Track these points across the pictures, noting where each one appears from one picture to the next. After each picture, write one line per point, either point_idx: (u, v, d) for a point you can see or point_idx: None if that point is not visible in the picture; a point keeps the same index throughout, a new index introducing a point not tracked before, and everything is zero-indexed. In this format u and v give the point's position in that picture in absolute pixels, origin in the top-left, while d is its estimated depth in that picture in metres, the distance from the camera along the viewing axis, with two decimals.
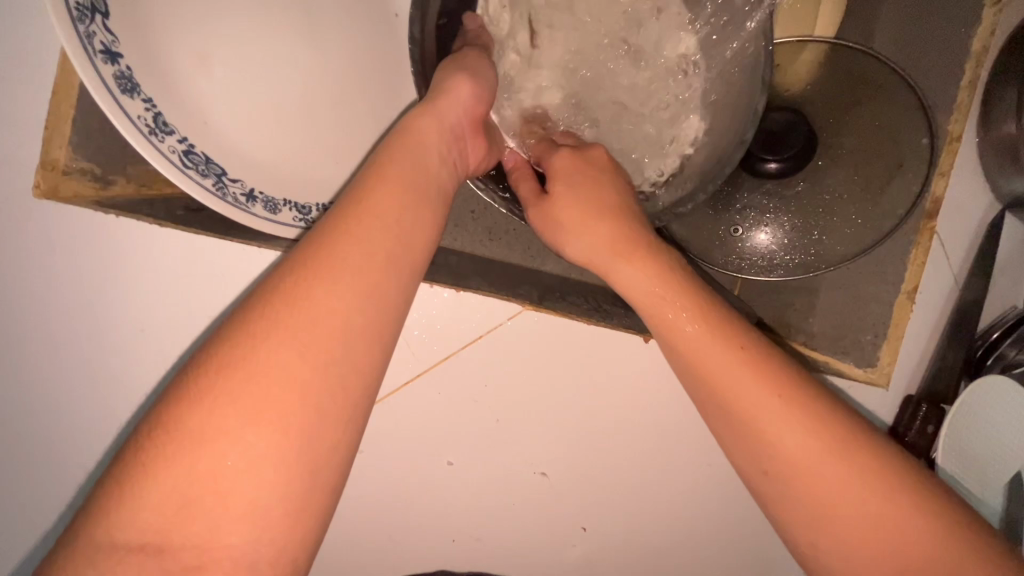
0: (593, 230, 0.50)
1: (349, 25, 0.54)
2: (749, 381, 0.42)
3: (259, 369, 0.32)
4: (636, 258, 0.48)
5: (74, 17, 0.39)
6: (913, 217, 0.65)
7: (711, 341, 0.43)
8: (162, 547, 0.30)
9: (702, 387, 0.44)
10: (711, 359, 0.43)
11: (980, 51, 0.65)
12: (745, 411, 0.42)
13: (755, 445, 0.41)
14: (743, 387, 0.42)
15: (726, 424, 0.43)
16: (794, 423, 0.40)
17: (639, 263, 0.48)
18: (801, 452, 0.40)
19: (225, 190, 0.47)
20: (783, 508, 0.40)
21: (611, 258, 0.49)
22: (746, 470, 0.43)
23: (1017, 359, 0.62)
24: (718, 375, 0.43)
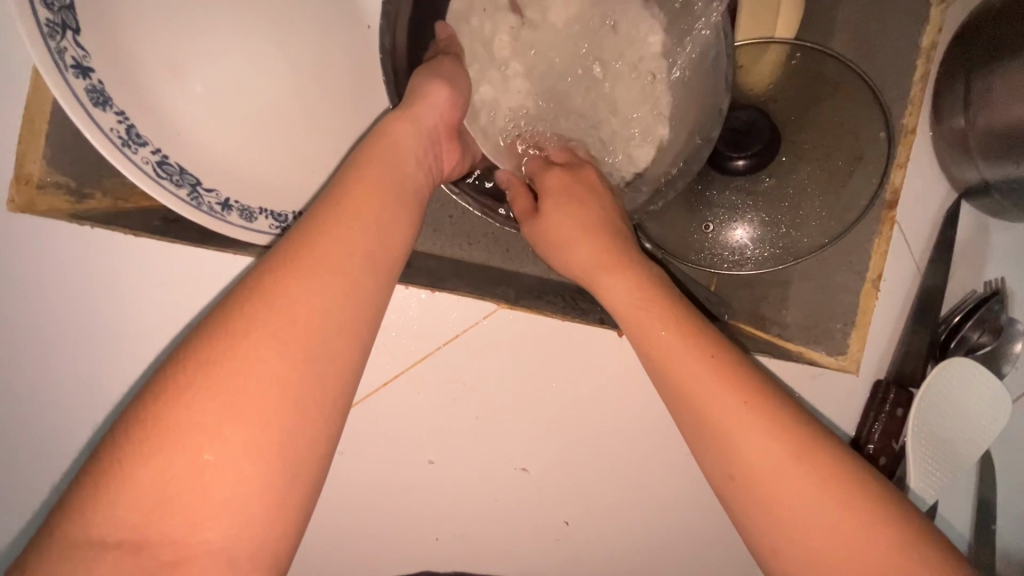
0: (576, 243, 0.51)
1: (321, 37, 0.56)
2: (724, 402, 0.41)
3: (238, 366, 0.34)
4: (616, 269, 0.49)
5: (45, 34, 0.42)
6: (875, 207, 0.67)
7: (695, 363, 0.43)
8: (138, 543, 0.32)
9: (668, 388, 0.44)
10: (687, 379, 0.43)
11: (929, 47, 0.68)
12: (714, 425, 0.41)
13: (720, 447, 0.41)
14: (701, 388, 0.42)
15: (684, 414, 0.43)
16: (757, 420, 0.40)
17: (619, 274, 0.49)
18: (763, 453, 0.40)
19: (199, 200, 0.50)
20: (754, 527, 0.40)
21: (597, 268, 0.50)
22: (716, 477, 0.42)
23: (979, 341, 0.65)
24: (688, 388, 0.43)
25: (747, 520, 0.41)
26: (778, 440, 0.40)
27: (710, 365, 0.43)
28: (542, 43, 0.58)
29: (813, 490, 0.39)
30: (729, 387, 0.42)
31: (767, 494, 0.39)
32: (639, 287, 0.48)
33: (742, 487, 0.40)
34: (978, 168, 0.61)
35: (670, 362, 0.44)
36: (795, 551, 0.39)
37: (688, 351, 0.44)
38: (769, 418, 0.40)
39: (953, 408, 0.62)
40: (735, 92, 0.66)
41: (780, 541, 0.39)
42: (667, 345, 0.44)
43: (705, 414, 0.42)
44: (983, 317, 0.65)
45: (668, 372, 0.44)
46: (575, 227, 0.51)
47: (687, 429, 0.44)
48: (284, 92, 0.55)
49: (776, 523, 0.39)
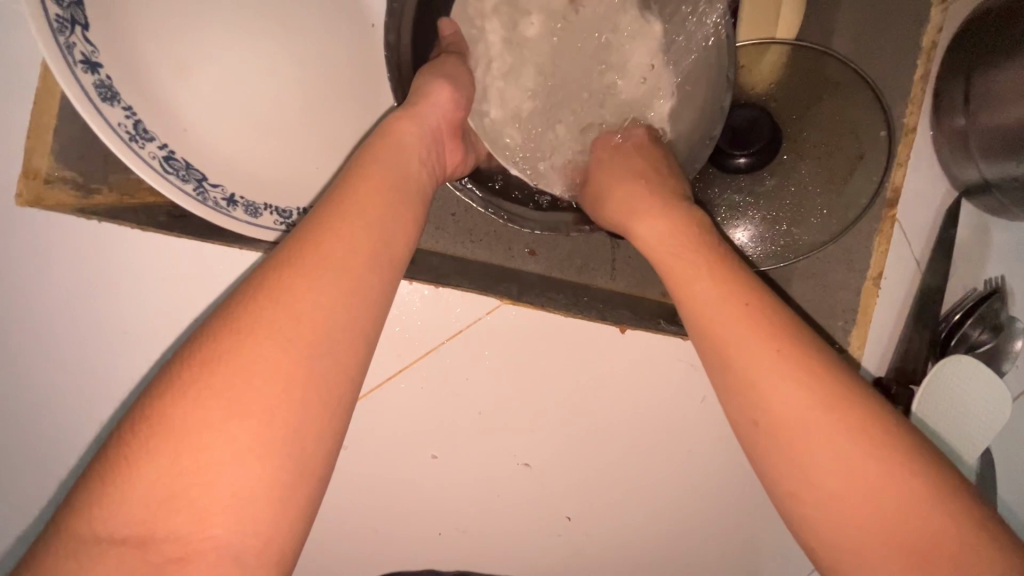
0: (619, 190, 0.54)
1: (327, 34, 0.56)
2: (769, 359, 0.38)
3: (245, 363, 0.34)
4: (654, 214, 0.49)
5: (54, 28, 0.42)
6: (876, 206, 0.68)
7: (747, 329, 0.39)
8: (145, 538, 0.31)
9: (711, 347, 0.41)
10: (734, 336, 0.39)
11: (929, 47, 0.69)
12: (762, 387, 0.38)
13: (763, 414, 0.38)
14: (746, 347, 0.39)
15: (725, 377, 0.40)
16: (805, 387, 0.37)
17: (657, 218, 0.48)
18: (812, 423, 0.36)
19: (205, 194, 0.50)
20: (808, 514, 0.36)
21: (631, 214, 0.51)
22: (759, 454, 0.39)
23: (978, 339, 0.65)
24: (734, 346, 0.39)
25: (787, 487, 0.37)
26: (834, 415, 0.36)
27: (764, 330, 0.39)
28: (543, 37, 0.58)
29: (866, 471, 0.35)
30: (787, 360, 0.38)
31: (812, 470, 0.36)
32: (672, 231, 0.47)
33: (796, 470, 0.37)
34: (978, 168, 0.62)
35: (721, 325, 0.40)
36: (839, 535, 0.35)
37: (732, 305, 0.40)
38: (827, 391, 0.37)
39: (960, 409, 0.62)
40: (737, 91, 0.66)
41: (822, 521, 0.36)
42: (714, 306, 0.41)
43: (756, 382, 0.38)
44: (983, 315, 0.65)
45: (719, 342, 0.40)
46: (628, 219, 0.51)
47: (720, 382, 0.40)
48: (290, 89, 0.55)
49: (820, 502, 0.36)
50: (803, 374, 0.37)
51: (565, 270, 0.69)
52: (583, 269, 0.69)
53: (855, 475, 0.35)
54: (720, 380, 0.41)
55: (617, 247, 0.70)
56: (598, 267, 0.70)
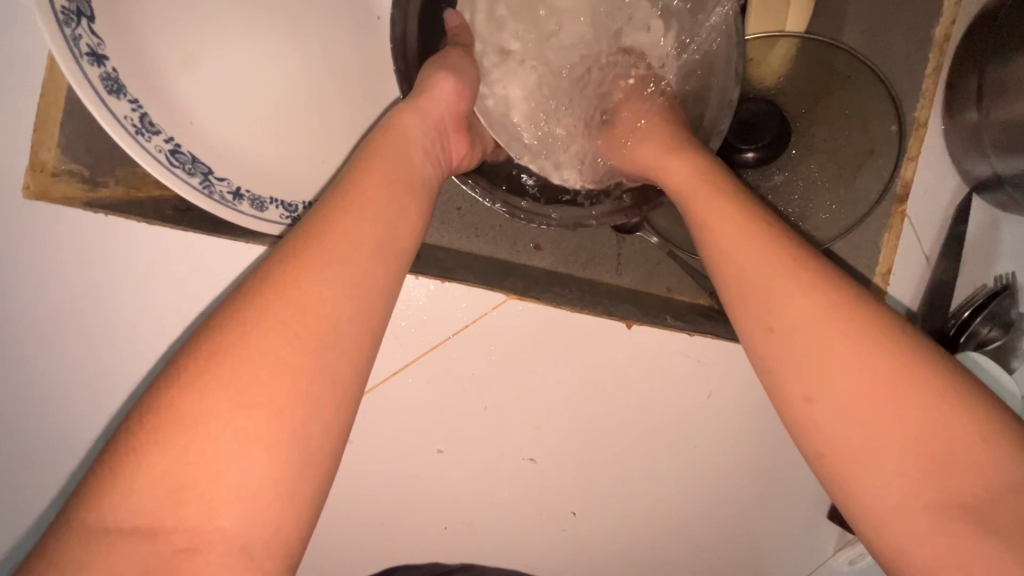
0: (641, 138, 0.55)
1: (332, 26, 0.56)
2: (822, 323, 0.37)
3: (249, 355, 0.34)
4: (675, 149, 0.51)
5: (61, 21, 0.42)
6: (886, 201, 0.67)
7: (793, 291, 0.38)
8: (153, 529, 0.32)
9: (758, 316, 0.39)
10: (785, 299, 0.38)
11: (942, 39, 0.68)
12: (816, 354, 0.37)
13: (818, 382, 0.36)
14: (797, 314, 0.38)
15: (777, 350, 0.38)
16: (863, 351, 0.36)
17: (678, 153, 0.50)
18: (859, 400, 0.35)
19: (211, 188, 0.50)
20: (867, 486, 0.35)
21: (658, 154, 0.52)
22: (809, 430, 0.37)
23: (988, 336, 0.64)
24: (786, 311, 0.38)
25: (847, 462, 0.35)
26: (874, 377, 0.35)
27: (802, 291, 0.38)
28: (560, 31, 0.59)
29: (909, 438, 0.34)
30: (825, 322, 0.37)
31: (852, 442, 0.35)
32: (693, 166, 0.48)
33: (858, 443, 0.35)
34: (990, 162, 0.61)
35: (756, 289, 0.39)
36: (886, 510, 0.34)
37: (777, 270, 0.39)
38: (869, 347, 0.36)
39: None
40: (745, 84, 0.65)
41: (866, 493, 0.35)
42: (761, 271, 0.39)
43: (795, 347, 0.38)
44: (993, 312, 0.64)
45: (766, 311, 0.39)
46: (649, 152, 0.53)
47: (768, 355, 0.39)
48: (296, 82, 0.55)
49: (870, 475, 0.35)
50: (841, 333, 0.36)
51: (571, 265, 0.69)
52: (588, 264, 0.69)
53: (899, 445, 0.34)
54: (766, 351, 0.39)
55: (623, 241, 0.70)
56: (604, 261, 0.69)
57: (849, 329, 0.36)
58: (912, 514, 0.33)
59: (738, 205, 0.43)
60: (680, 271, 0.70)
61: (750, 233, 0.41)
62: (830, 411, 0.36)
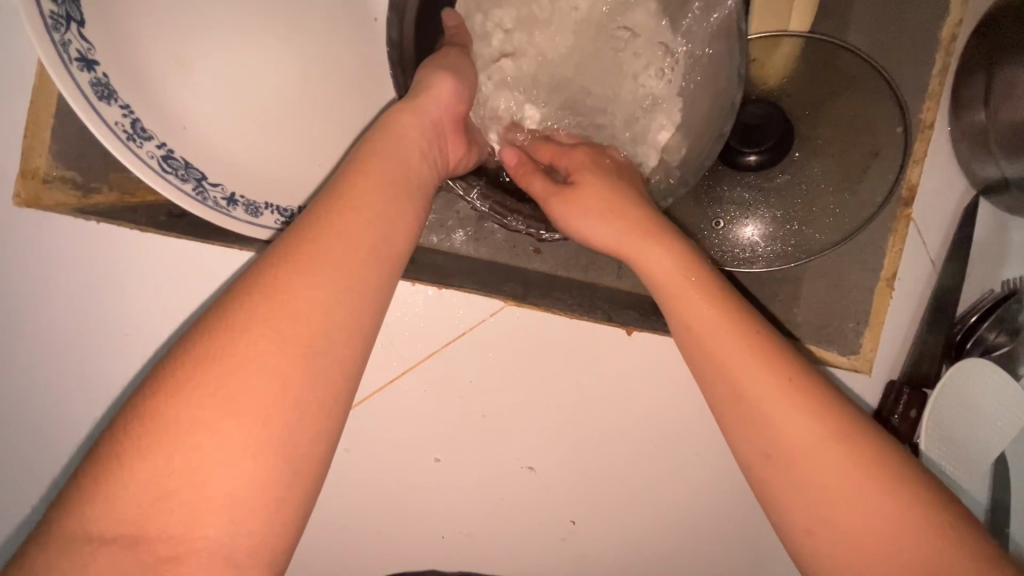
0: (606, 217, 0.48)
1: (327, 28, 0.55)
2: (762, 370, 0.39)
3: (239, 361, 0.33)
4: (657, 240, 0.46)
5: (49, 26, 0.41)
6: (891, 205, 0.66)
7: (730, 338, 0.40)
8: (136, 538, 0.31)
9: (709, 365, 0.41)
10: (726, 351, 0.40)
11: (949, 39, 0.66)
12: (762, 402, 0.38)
13: (765, 431, 0.38)
14: (743, 360, 0.39)
15: (729, 396, 0.40)
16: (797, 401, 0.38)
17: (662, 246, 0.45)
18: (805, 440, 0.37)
19: (204, 194, 0.49)
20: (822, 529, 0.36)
21: (628, 241, 0.47)
22: (764, 478, 0.38)
23: (996, 342, 0.63)
24: (729, 362, 0.40)
25: (802, 507, 0.37)
26: (812, 402, 0.38)
27: (738, 342, 0.40)
28: (557, 26, 0.59)
29: (852, 459, 0.36)
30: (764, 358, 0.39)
31: (808, 484, 0.37)
32: (677, 257, 0.44)
33: (807, 488, 0.37)
34: (997, 165, 0.60)
35: (702, 339, 0.41)
36: (834, 543, 0.36)
37: (716, 319, 0.41)
38: (799, 378, 0.39)
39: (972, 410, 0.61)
40: (747, 85, 0.64)
41: (813, 533, 0.36)
42: (705, 319, 0.41)
43: (741, 383, 0.39)
44: (1001, 317, 0.63)
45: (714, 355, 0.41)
46: (617, 240, 0.48)
47: (720, 402, 0.41)
48: (291, 85, 0.54)
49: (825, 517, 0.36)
50: (778, 384, 0.38)
51: (571, 269, 0.68)
52: (589, 267, 0.69)
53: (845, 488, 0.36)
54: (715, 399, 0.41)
55: None
56: (605, 266, 0.69)
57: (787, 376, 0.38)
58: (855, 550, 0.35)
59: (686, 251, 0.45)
60: None
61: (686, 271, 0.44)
62: (776, 452, 0.38)
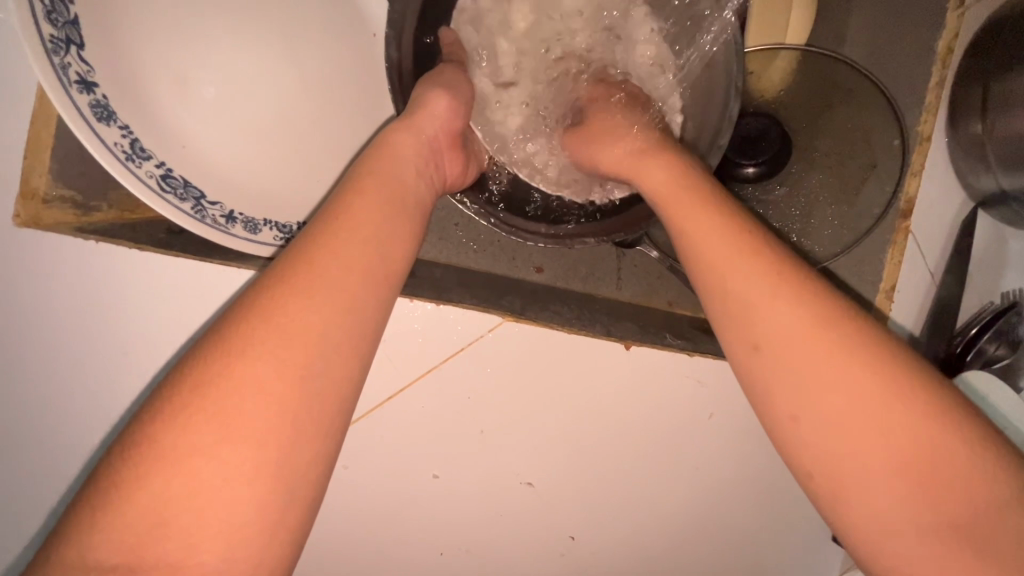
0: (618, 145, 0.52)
1: (325, 46, 0.55)
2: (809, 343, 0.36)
3: (236, 385, 0.33)
4: (661, 159, 0.48)
5: (49, 49, 0.42)
6: (889, 217, 0.66)
7: (776, 307, 0.37)
8: (138, 565, 0.31)
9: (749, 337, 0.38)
10: (770, 320, 0.37)
11: (945, 52, 0.67)
12: (812, 375, 0.35)
13: (808, 412, 0.35)
14: (789, 331, 0.36)
15: (769, 371, 0.37)
16: (853, 372, 0.35)
17: (665, 163, 0.47)
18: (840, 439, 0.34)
19: (204, 213, 0.50)
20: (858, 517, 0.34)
21: (635, 163, 0.49)
22: (797, 466, 0.36)
23: (997, 354, 0.62)
24: (773, 332, 0.37)
25: (836, 497, 0.35)
26: (870, 388, 0.34)
27: (786, 309, 0.37)
28: (555, 28, 0.58)
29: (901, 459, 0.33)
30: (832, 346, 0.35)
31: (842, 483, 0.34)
32: (682, 173, 0.46)
33: (838, 488, 0.34)
34: (995, 177, 0.60)
35: (746, 307, 0.38)
36: (871, 528, 0.34)
37: (761, 285, 0.38)
38: (866, 368, 0.35)
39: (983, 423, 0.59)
40: (745, 97, 0.64)
41: (849, 518, 0.34)
42: (745, 285, 0.38)
43: (786, 363, 0.36)
44: (999, 330, 0.62)
45: (754, 325, 0.38)
46: (624, 163, 0.50)
47: (757, 382, 0.37)
48: (289, 103, 0.55)
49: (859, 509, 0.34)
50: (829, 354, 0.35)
51: (570, 280, 0.69)
52: (588, 278, 0.69)
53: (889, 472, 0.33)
54: (757, 372, 0.38)
55: (623, 255, 0.69)
56: (604, 276, 0.69)
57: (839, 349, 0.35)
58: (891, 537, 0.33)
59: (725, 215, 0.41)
60: (682, 285, 0.70)
61: (739, 249, 0.39)
62: (815, 441, 0.35)
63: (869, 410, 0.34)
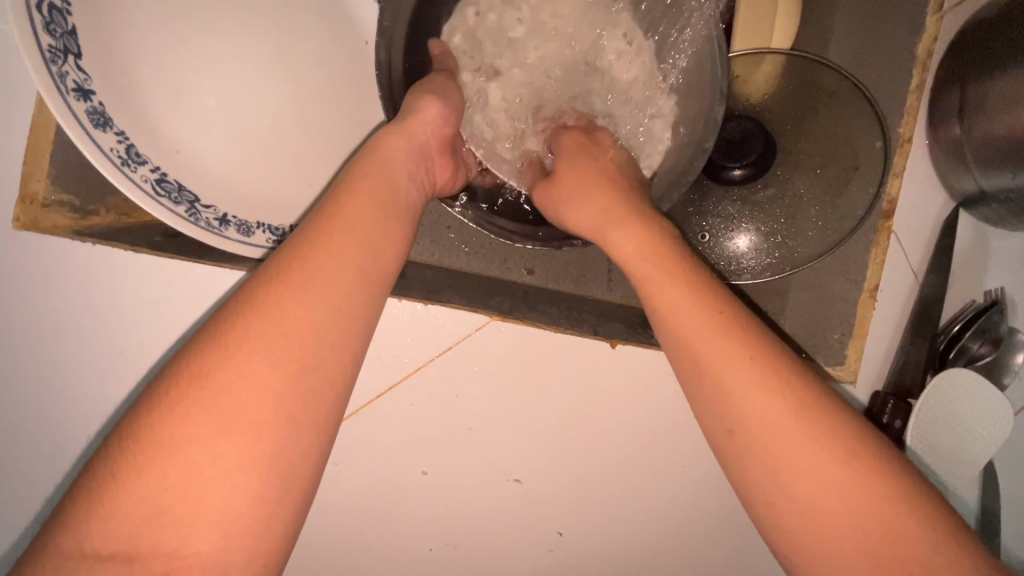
0: (587, 200, 0.52)
1: (316, 54, 0.57)
2: (756, 375, 0.38)
3: (230, 379, 0.35)
4: (628, 223, 0.48)
5: (47, 58, 0.43)
6: (872, 217, 0.68)
7: (722, 347, 0.40)
8: (130, 554, 0.32)
9: (698, 372, 0.41)
10: (719, 359, 0.39)
11: (925, 56, 0.68)
12: (759, 394, 0.38)
13: (769, 421, 0.37)
14: (739, 364, 0.39)
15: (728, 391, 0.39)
16: (795, 399, 0.38)
17: (631, 227, 0.47)
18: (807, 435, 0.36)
19: (197, 216, 0.51)
20: (818, 518, 0.36)
21: (603, 224, 0.49)
22: (761, 473, 0.37)
23: (979, 352, 0.64)
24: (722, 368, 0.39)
25: (794, 497, 0.36)
26: (811, 413, 0.37)
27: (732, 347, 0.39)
28: (545, 35, 0.59)
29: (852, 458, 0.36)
30: (763, 361, 0.39)
31: (805, 479, 0.36)
32: (646, 237, 0.46)
33: (799, 481, 0.36)
34: (974, 178, 0.61)
35: (696, 346, 0.41)
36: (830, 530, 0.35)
37: (710, 326, 0.40)
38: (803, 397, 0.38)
39: (960, 422, 0.61)
40: (730, 101, 0.65)
41: (808, 522, 0.36)
42: (694, 325, 0.41)
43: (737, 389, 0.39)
44: (982, 327, 0.63)
45: (701, 359, 0.40)
46: (592, 223, 0.50)
47: (723, 395, 0.39)
48: (281, 109, 0.56)
49: (812, 508, 0.36)
50: (775, 386, 0.38)
51: (562, 282, 0.70)
52: (579, 279, 0.70)
53: (840, 476, 0.36)
54: (707, 404, 0.40)
55: (614, 257, 0.70)
56: (595, 278, 0.70)
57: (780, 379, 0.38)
58: (846, 538, 0.35)
59: (688, 278, 0.43)
60: None
61: (690, 292, 0.42)
62: (777, 446, 0.37)
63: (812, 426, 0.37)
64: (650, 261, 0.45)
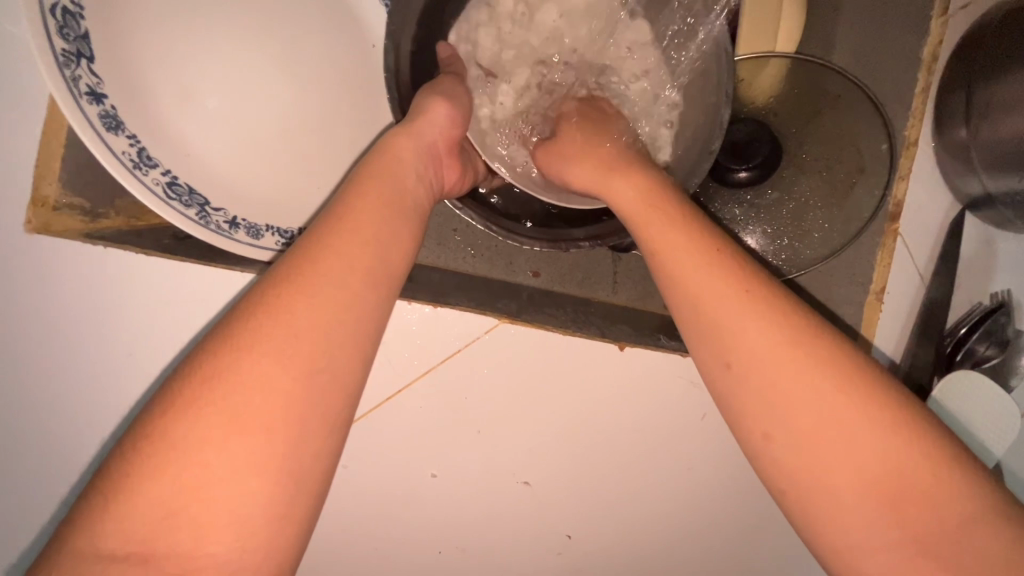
0: (588, 158, 0.53)
1: (325, 57, 0.57)
2: (786, 359, 0.37)
3: (241, 380, 0.35)
4: (630, 173, 0.49)
5: (60, 63, 0.44)
6: (878, 219, 0.68)
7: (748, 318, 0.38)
8: (146, 553, 0.32)
9: (722, 347, 0.39)
10: (740, 325, 0.38)
11: (930, 60, 0.69)
12: (783, 385, 0.37)
13: (780, 424, 0.37)
14: (766, 346, 0.38)
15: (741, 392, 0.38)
16: (827, 393, 0.36)
17: (632, 176, 0.48)
18: (820, 438, 0.36)
19: (208, 219, 0.51)
20: (831, 520, 0.35)
21: (603, 177, 0.50)
22: (772, 475, 0.37)
23: (986, 354, 0.64)
24: (749, 347, 0.38)
25: (803, 498, 0.36)
26: (847, 402, 0.36)
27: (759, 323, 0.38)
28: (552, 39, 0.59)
29: (872, 463, 0.35)
30: (789, 342, 0.37)
31: (820, 482, 0.36)
32: (647, 184, 0.47)
33: (808, 484, 0.36)
34: (981, 180, 0.61)
35: (717, 316, 0.39)
36: (843, 531, 0.35)
37: (731, 291, 0.39)
38: (840, 376, 0.36)
39: (970, 424, 0.61)
40: (736, 103, 0.66)
41: (820, 525, 0.36)
42: (707, 281, 0.40)
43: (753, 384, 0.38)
44: (989, 330, 0.64)
45: (724, 341, 0.39)
46: (594, 176, 0.51)
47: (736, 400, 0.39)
48: (290, 113, 0.56)
49: (823, 510, 0.35)
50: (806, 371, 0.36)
51: (568, 284, 0.70)
52: (585, 282, 0.70)
53: (855, 482, 0.35)
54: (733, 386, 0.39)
55: (619, 260, 0.70)
56: (601, 280, 0.70)
57: (810, 367, 0.36)
58: (856, 541, 0.35)
59: (691, 222, 0.44)
60: None
61: (691, 234, 0.43)
62: (791, 450, 0.36)
63: (844, 421, 0.35)
64: (649, 204, 0.46)
